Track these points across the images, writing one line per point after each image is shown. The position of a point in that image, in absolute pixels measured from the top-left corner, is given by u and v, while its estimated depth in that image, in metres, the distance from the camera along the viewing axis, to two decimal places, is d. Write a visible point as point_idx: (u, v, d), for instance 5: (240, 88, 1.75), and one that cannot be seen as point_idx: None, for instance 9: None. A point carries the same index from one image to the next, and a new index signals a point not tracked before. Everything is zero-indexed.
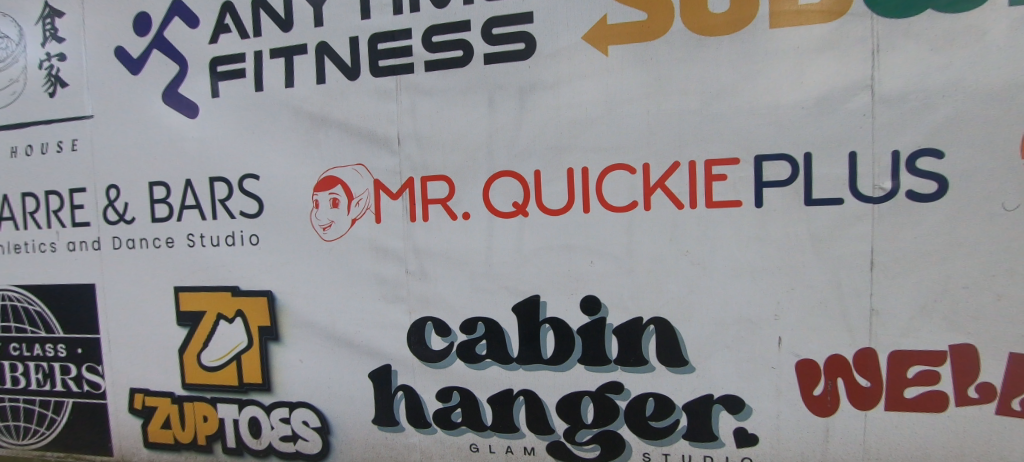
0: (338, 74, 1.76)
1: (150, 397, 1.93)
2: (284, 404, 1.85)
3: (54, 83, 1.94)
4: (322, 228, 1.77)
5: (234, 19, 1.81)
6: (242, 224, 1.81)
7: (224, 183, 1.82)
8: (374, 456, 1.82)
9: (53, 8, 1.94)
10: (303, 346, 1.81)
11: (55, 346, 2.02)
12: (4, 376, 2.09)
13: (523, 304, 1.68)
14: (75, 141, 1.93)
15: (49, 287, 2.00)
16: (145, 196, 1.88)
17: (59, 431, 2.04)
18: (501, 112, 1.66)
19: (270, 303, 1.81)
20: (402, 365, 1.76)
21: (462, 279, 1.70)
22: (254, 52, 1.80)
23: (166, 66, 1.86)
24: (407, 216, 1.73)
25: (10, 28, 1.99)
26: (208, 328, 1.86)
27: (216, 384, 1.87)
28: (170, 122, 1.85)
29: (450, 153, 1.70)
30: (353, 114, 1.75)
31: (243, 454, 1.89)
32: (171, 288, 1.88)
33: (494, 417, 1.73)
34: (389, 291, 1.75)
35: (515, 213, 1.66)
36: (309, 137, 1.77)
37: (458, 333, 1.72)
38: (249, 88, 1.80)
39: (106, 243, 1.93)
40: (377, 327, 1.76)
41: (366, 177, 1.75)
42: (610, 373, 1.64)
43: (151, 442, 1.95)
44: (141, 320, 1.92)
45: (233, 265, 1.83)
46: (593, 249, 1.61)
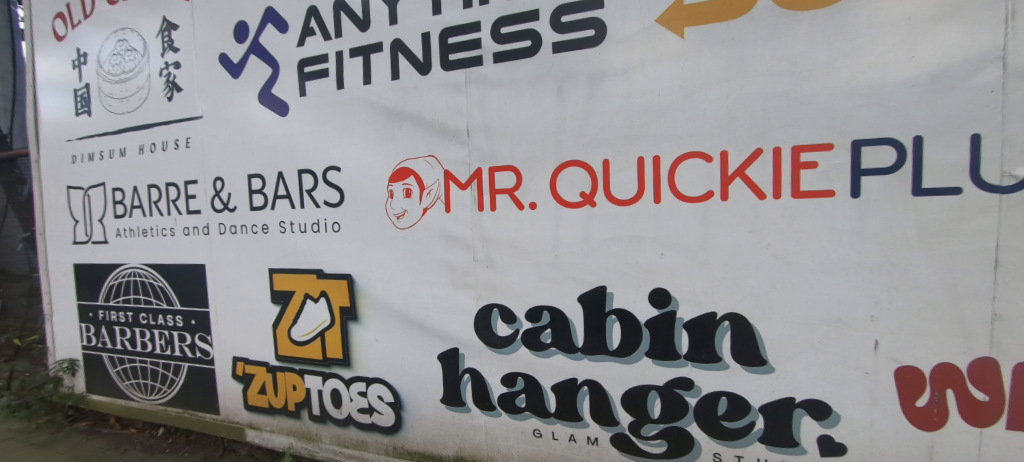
0: (411, 70, 1.84)
1: (249, 365, 2.18)
2: (362, 379, 2.00)
3: (171, 89, 2.21)
4: (397, 217, 1.88)
5: (317, 22, 1.94)
6: (326, 212, 1.97)
7: (310, 175, 1.98)
8: (442, 434, 1.92)
9: (170, 22, 2.21)
10: (379, 327, 1.95)
11: (174, 317, 2.33)
12: (136, 341, 2.44)
13: (589, 295, 1.67)
14: (188, 138, 2.19)
15: (169, 266, 2.30)
16: (245, 187, 2.10)
17: (178, 390, 2.36)
18: (569, 102, 1.65)
19: (350, 286, 1.96)
20: (469, 349, 1.83)
21: (529, 268, 1.73)
22: (336, 52, 1.93)
23: (261, 69, 2.05)
24: (476, 206, 1.78)
25: (137, 41, 2.29)
26: (297, 306, 2.06)
27: (304, 357, 2.06)
28: (264, 120, 2.05)
29: (517, 143, 1.72)
30: (425, 108, 1.83)
31: (326, 422, 2.08)
32: (267, 270, 2.10)
33: (557, 404, 1.75)
34: (457, 277, 1.83)
35: (582, 203, 1.65)
36: (385, 131, 1.88)
37: (523, 321, 1.76)
38: (332, 86, 1.94)
39: (214, 229, 2.18)
40: (446, 312, 1.85)
41: (437, 167, 1.82)
42: (680, 368, 1.59)
43: (250, 406, 2.21)
44: (242, 298, 2.16)
45: (318, 250, 2.00)
46: (664, 241, 1.56)
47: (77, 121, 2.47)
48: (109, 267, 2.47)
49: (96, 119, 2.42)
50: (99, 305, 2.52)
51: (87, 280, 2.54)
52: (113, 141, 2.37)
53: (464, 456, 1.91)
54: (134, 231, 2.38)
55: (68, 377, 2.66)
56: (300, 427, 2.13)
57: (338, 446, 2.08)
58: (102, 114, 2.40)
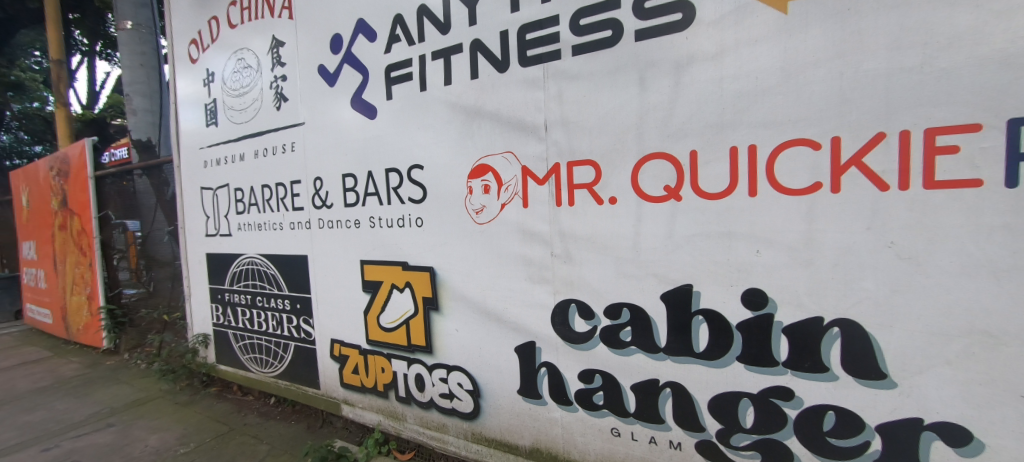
0: (489, 68, 1.88)
1: (345, 347, 2.40)
2: (443, 366, 2.11)
3: (280, 99, 2.49)
4: (476, 212, 1.94)
5: (402, 29, 2.06)
6: (411, 208, 2.10)
7: (396, 174, 2.12)
8: (518, 423, 1.97)
9: (278, 40, 2.48)
10: (459, 318, 2.04)
11: (283, 301, 2.64)
12: (253, 321, 2.82)
13: (673, 293, 1.60)
14: (293, 143, 2.45)
15: (278, 256, 2.61)
16: (340, 185, 2.31)
17: (286, 365, 2.68)
18: (652, 91, 1.58)
19: (432, 278, 2.07)
20: (546, 343, 1.86)
21: (608, 263, 1.70)
22: (419, 56, 2.04)
23: (354, 77, 2.22)
24: (553, 201, 1.79)
25: (252, 59, 2.61)
26: (385, 295, 2.23)
27: (391, 342, 2.23)
28: (356, 123, 2.23)
29: (596, 137, 1.69)
30: (503, 105, 1.86)
31: (411, 404, 2.23)
32: (359, 261, 2.29)
33: (637, 404, 1.71)
34: (535, 272, 1.85)
35: (667, 197, 1.57)
36: (465, 129, 1.95)
37: (602, 318, 1.74)
38: (416, 89, 2.05)
39: (314, 224, 2.43)
40: (524, 305, 1.89)
41: (515, 163, 1.85)
42: (777, 376, 1.46)
43: (345, 383, 2.44)
44: (338, 286, 2.39)
45: (404, 244, 2.14)
46: (760, 237, 1.43)
47: (207, 131, 2.88)
48: (232, 256, 2.86)
49: (221, 129, 2.80)
50: (224, 289, 2.94)
51: (215, 267, 2.98)
52: (234, 147, 2.73)
53: (540, 447, 1.94)
54: (250, 226, 2.73)
55: (202, 348, 3.14)
56: (387, 407, 2.31)
57: (421, 427, 2.22)
58: (226, 124, 2.77)
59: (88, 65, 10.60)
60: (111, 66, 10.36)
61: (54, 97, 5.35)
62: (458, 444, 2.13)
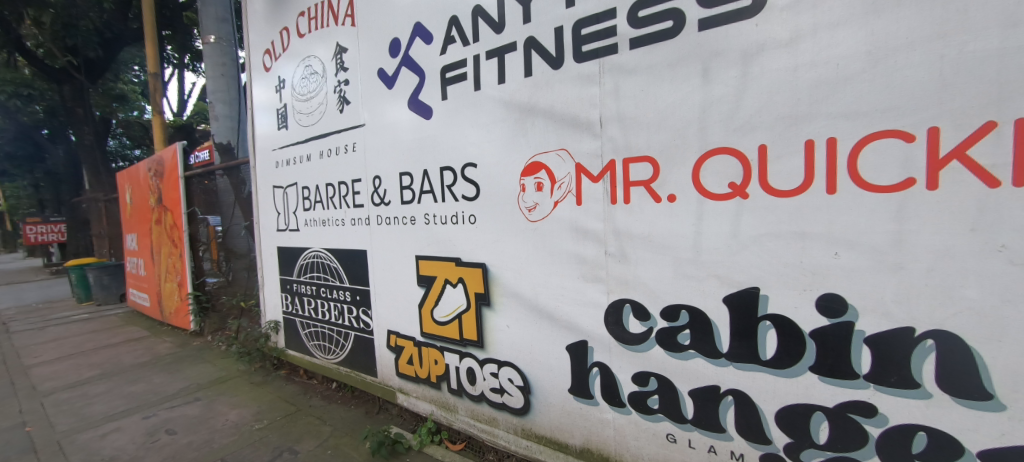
0: (543, 65, 1.87)
1: (400, 338, 2.52)
2: (494, 361, 2.15)
3: (343, 102, 2.64)
4: (528, 210, 1.96)
5: (457, 30, 2.11)
6: (464, 205, 2.15)
7: (451, 172, 2.18)
8: (568, 422, 1.97)
9: (342, 46, 2.63)
10: (510, 314, 2.07)
11: (344, 293, 2.81)
12: (318, 310, 3.02)
13: (737, 296, 1.52)
14: (354, 143, 2.59)
15: (340, 251, 2.78)
16: (397, 184, 2.41)
17: (347, 353, 2.85)
18: (716, 83, 1.49)
19: (485, 274, 2.11)
20: (599, 343, 1.84)
21: (666, 264, 1.65)
22: (473, 56, 2.07)
23: (411, 78, 2.31)
24: (608, 199, 1.76)
25: (318, 65, 2.78)
26: (439, 290, 2.30)
27: (444, 336, 2.30)
28: (413, 124, 2.31)
29: (654, 133, 1.63)
30: (556, 102, 1.85)
31: (462, 396, 2.29)
32: (414, 257, 2.38)
33: (695, 411, 1.65)
34: (588, 270, 1.84)
35: (732, 195, 1.49)
36: (518, 127, 1.96)
37: (658, 319, 1.69)
38: (470, 88, 2.09)
39: (373, 220, 2.56)
40: (576, 303, 1.88)
41: (568, 161, 1.84)
42: (858, 391, 1.33)
43: (400, 373, 2.55)
44: (394, 280, 2.50)
45: (457, 240, 2.19)
46: (840, 238, 1.31)
47: (279, 134, 3.12)
48: (299, 249, 3.08)
49: (291, 131, 3.02)
50: (292, 280, 3.18)
51: (284, 259, 3.22)
52: (302, 148, 2.94)
53: (590, 448, 1.92)
54: (315, 222, 2.93)
55: (273, 334, 3.42)
56: (439, 398, 2.39)
57: (472, 420, 2.27)
58: (295, 127, 2.99)
59: (177, 76, 11.80)
60: (195, 77, 11.46)
61: (150, 106, 5.85)
62: (508, 439, 2.16)
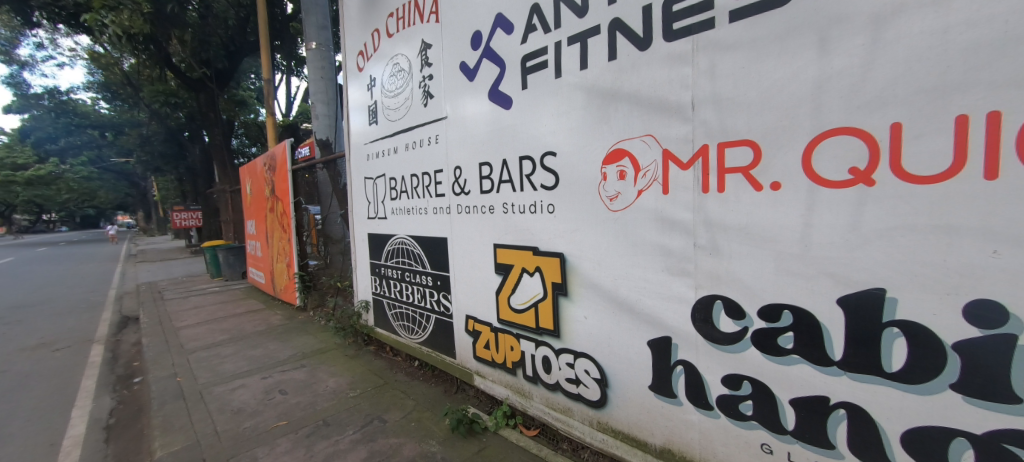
0: (629, 47, 1.79)
1: (478, 323, 2.62)
2: (570, 351, 2.15)
3: (427, 96, 2.78)
4: (610, 199, 1.90)
5: (539, 18, 2.09)
6: (543, 195, 2.15)
7: (530, 161, 2.19)
8: (648, 419, 1.90)
9: (426, 43, 2.76)
10: (588, 304, 2.04)
11: (426, 277, 2.99)
12: (403, 293, 3.25)
13: (855, 298, 1.33)
14: (437, 136, 2.72)
15: (423, 237, 2.96)
16: (477, 173, 2.48)
17: (429, 334, 3.04)
18: (837, 53, 1.29)
19: (562, 263, 2.11)
20: (684, 340, 1.75)
21: (766, 259, 1.49)
22: (555, 43, 2.05)
23: (491, 70, 2.35)
24: (698, 188, 1.64)
25: (405, 63, 2.96)
26: (516, 278, 2.35)
27: (520, 323, 2.35)
28: (493, 114, 2.36)
29: (755, 114, 1.47)
30: (642, 86, 1.76)
31: (538, 384, 2.32)
32: (493, 245, 2.45)
33: (797, 422, 1.50)
34: (674, 263, 1.74)
35: (853, 182, 1.29)
36: (601, 114, 1.91)
37: (755, 318, 1.55)
38: (551, 76, 2.08)
39: (454, 209, 2.68)
40: (660, 297, 1.79)
41: (655, 147, 1.74)
42: (1022, 418, 1.09)
43: (477, 357, 2.66)
44: (472, 267, 2.60)
45: (535, 229, 2.21)
46: (1003, 234, 1.06)
47: (370, 129, 3.38)
48: (386, 236, 3.33)
49: (380, 126, 3.26)
50: (380, 264, 3.45)
51: (373, 245, 3.51)
52: (390, 142, 3.16)
53: (672, 449, 1.84)
54: (401, 210, 3.14)
55: (364, 312, 3.75)
56: (515, 383, 2.45)
57: (547, 408, 2.29)
58: (384, 122, 3.21)
59: (284, 81, 13.34)
60: (298, 81, 12.86)
61: (265, 109, 6.66)
62: (583, 430, 2.15)
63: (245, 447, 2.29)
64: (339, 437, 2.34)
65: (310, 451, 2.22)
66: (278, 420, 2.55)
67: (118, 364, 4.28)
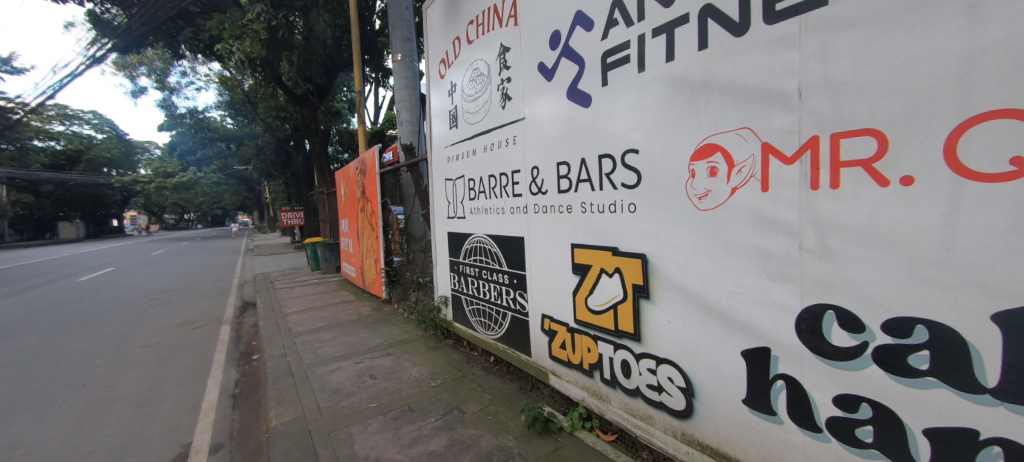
0: (722, 34, 1.67)
1: (554, 323, 2.63)
2: (652, 357, 2.07)
3: (505, 98, 2.86)
4: (698, 198, 1.79)
5: (621, 12, 2.04)
6: (624, 194, 2.09)
7: (610, 160, 2.15)
8: (741, 435, 1.76)
9: (505, 47, 2.84)
10: (672, 308, 1.95)
11: (503, 275, 3.07)
12: (480, 290, 3.38)
13: (1019, 316, 1.08)
14: (515, 137, 2.78)
15: (500, 236, 3.04)
16: (554, 173, 2.49)
17: (505, 331, 3.11)
18: (993, 20, 1.07)
19: (644, 265, 2.03)
20: (786, 353, 1.58)
21: (891, 265, 1.29)
22: (638, 36, 1.98)
23: (571, 68, 2.35)
24: (806, 184, 1.47)
25: (484, 67, 3.06)
26: (594, 279, 2.32)
27: (598, 325, 2.31)
28: (571, 113, 2.35)
29: (878, 99, 1.28)
30: (737, 75, 1.63)
31: (616, 388, 2.26)
32: (570, 245, 2.44)
33: (934, 456, 1.28)
34: (775, 267, 1.58)
35: (1018, 175, 1.05)
36: (689, 108, 1.80)
37: (878, 333, 1.35)
38: (634, 71, 2.01)
39: (531, 208, 2.71)
40: (757, 305, 1.65)
41: (752, 141, 1.61)
42: None
43: (553, 356, 2.67)
44: (549, 266, 2.62)
45: (615, 229, 2.16)
46: None
47: (450, 133, 3.56)
48: (465, 235, 3.48)
49: (460, 130, 3.41)
50: (458, 262, 3.61)
51: (452, 243, 3.68)
52: (469, 144, 3.29)
53: None
54: (479, 210, 3.26)
55: (443, 307, 3.96)
56: (592, 386, 2.41)
57: (626, 413, 2.22)
58: (463, 126, 3.36)
59: (372, 92, 14.56)
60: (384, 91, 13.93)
61: (357, 117, 7.32)
62: (665, 440, 2.05)
63: (343, 423, 2.54)
64: (422, 423, 2.49)
65: (397, 434, 2.39)
66: (369, 402, 2.78)
67: (241, 342, 5.01)
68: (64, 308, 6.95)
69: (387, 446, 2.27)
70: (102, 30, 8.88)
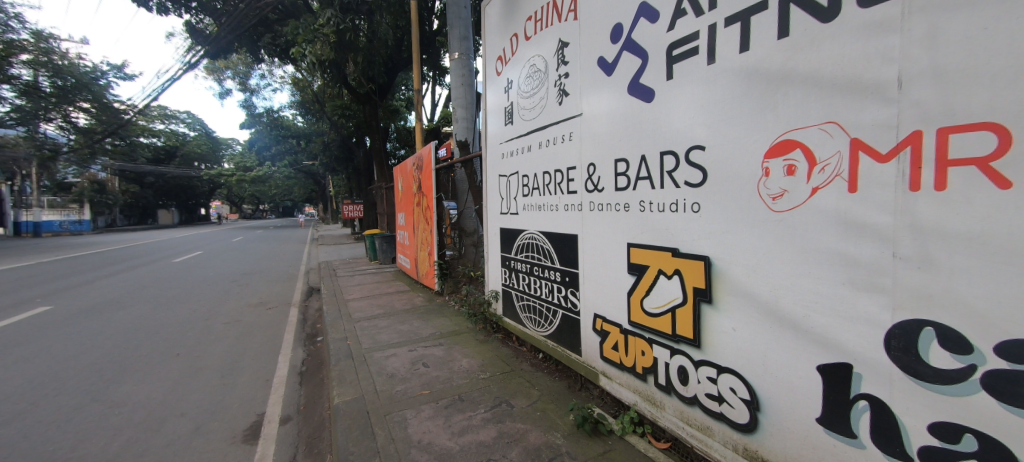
0: (806, 21, 1.53)
1: (607, 323, 2.59)
2: (711, 365, 1.97)
3: (562, 94, 2.84)
4: (772, 198, 1.67)
5: (690, 1, 1.94)
6: (687, 192, 2.00)
7: (673, 156, 2.06)
8: (813, 457, 1.62)
9: (564, 42, 2.81)
10: (737, 315, 1.84)
11: (554, 272, 3.07)
12: (531, 286, 3.39)
13: None
14: (572, 133, 2.76)
15: (553, 233, 3.03)
16: (612, 170, 2.44)
17: (556, 328, 3.11)
18: None
19: (707, 268, 1.94)
20: (871, 371, 1.43)
21: (1010, 280, 1.10)
22: (708, 26, 1.88)
23: (632, 62, 2.28)
24: (903, 185, 1.30)
25: (541, 63, 3.06)
26: (651, 280, 2.24)
27: (654, 328, 2.23)
28: (631, 109, 2.29)
29: (998, 85, 1.09)
30: (822, 63, 1.48)
31: (671, 394, 2.19)
32: (626, 244, 2.38)
33: None
34: (861, 277, 1.42)
35: None
36: (764, 101, 1.67)
37: (989, 355, 1.16)
38: (702, 64, 1.91)
39: (586, 206, 2.68)
40: (839, 316, 1.49)
41: (839, 136, 1.45)
42: None
43: (605, 357, 2.62)
44: (603, 265, 2.57)
45: (676, 229, 2.07)
46: None
47: (505, 129, 3.59)
48: (517, 231, 3.51)
49: (515, 126, 3.44)
50: (510, 257, 3.65)
51: (504, 239, 3.73)
52: (524, 140, 3.31)
53: None
54: (533, 206, 3.27)
55: (493, 301, 4.03)
56: (645, 390, 2.34)
57: (681, 422, 2.14)
58: (519, 122, 3.38)
59: (429, 90, 15.07)
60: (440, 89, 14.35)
61: (416, 116, 7.63)
62: (724, 454, 1.95)
63: (397, 406, 2.67)
64: (472, 413, 2.55)
65: (448, 421, 2.47)
66: (422, 389, 2.90)
67: (307, 324, 5.43)
68: (165, 284, 7.95)
69: (438, 432, 2.35)
70: (196, 39, 9.93)
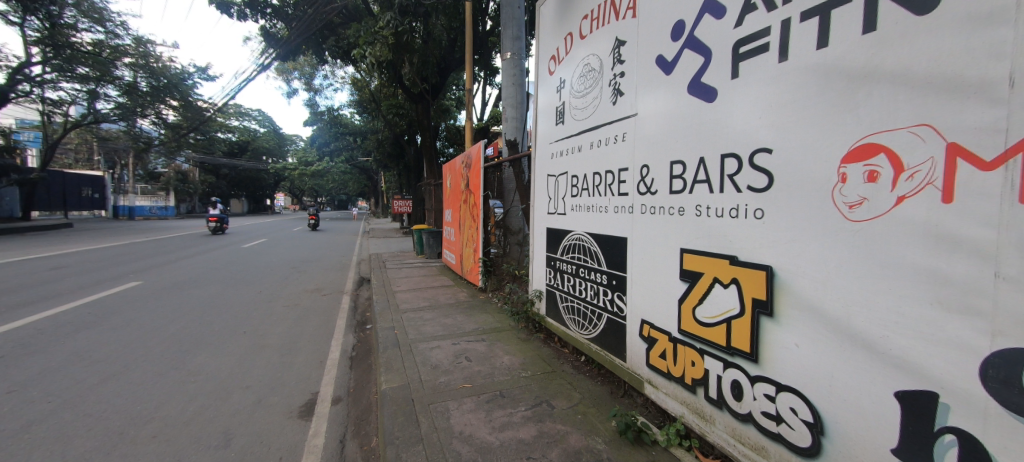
0: (895, 12, 1.38)
1: (655, 330, 2.51)
2: (770, 382, 1.86)
3: (617, 94, 2.79)
4: (849, 206, 1.54)
5: None
6: (749, 197, 1.91)
7: (735, 160, 1.97)
8: None
9: (620, 40, 2.76)
10: (802, 331, 1.71)
11: (601, 274, 3.03)
12: (576, 287, 3.37)
13: None
14: (625, 134, 2.71)
15: (601, 235, 2.99)
16: (666, 172, 2.37)
17: (600, 332, 3.06)
18: None
19: (769, 278, 1.83)
20: (962, 403, 1.27)
21: None
22: (781, 22, 1.77)
23: (694, 61, 2.19)
24: (1011, 196, 1.12)
25: (596, 62, 3.02)
26: (704, 287, 2.15)
27: (707, 338, 2.14)
28: (690, 109, 2.20)
29: None
30: (915, 58, 1.34)
31: (722, 409, 2.09)
32: (679, 249, 2.30)
33: None
34: (951, 297, 1.27)
35: None
36: (843, 101, 1.55)
37: None
38: (773, 62, 1.81)
39: (637, 208, 2.61)
40: (922, 340, 1.34)
41: (932, 141, 1.30)
42: None
43: (652, 365, 2.55)
44: (653, 269, 2.50)
45: (735, 236, 1.97)
46: None
47: (556, 129, 3.59)
48: (564, 231, 3.50)
49: (566, 126, 3.43)
50: (556, 258, 3.65)
51: (551, 238, 3.73)
52: (575, 140, 3.28)
53: None
54: (581, 207, 3.24)
55: (536, 301, 4.03)
56: (694, 403, 2.26)
57: (732, 439, 2.05)
58: (570, 122, 3.37)
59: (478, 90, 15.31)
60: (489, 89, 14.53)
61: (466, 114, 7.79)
62: None
63: (440, 397, 2.75)
64: (512, 410, 2.58)
65: (488, 416, 2.51)
66: (465, 381, 2.97)
67: (357, 312, 5.73)
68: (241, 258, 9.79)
69: (480, 426, 2.40)
70: (269, 42, 10.76)
